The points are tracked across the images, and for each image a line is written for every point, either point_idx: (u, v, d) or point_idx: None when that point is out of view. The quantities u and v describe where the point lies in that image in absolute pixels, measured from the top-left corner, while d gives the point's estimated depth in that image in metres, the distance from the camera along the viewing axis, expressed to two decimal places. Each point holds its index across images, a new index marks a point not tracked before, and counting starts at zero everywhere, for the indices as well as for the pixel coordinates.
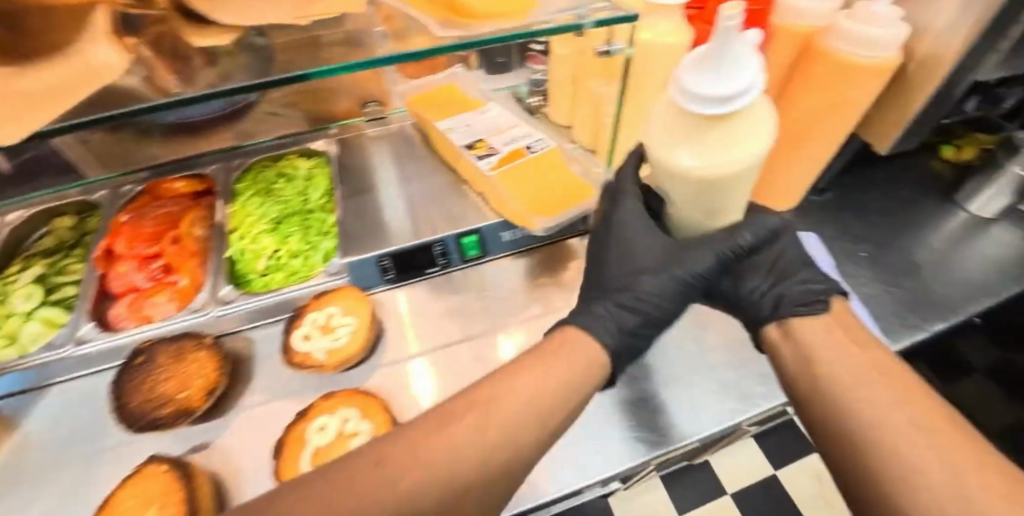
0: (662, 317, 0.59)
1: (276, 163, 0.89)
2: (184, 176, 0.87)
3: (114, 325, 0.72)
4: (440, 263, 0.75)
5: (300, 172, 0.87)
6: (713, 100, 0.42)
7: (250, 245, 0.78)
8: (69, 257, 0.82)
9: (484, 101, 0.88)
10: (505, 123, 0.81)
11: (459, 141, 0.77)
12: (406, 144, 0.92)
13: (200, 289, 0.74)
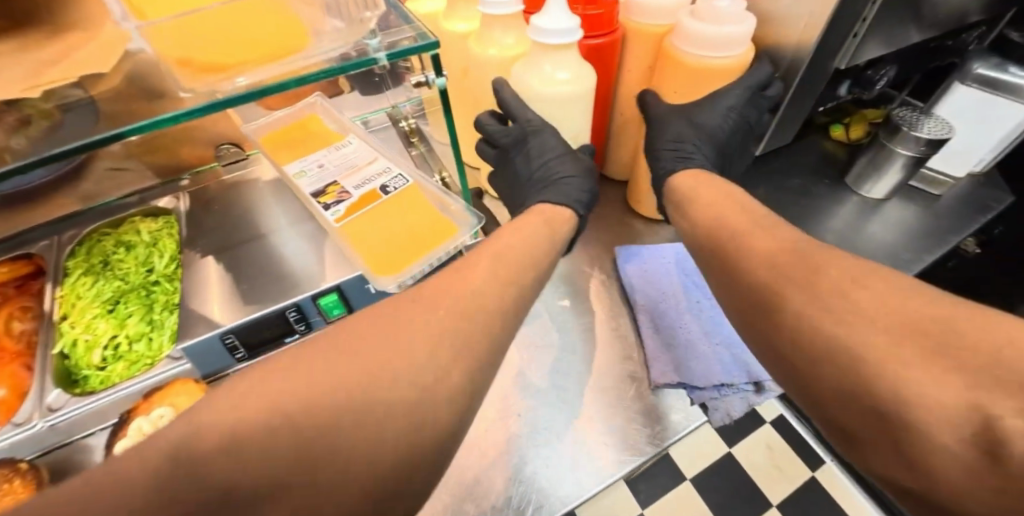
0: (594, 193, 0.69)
1: (116, 230, 0.79)
2: (7, 259, 0.76)
3: None
4: (299, 328, 0.67)
5: (142, 238, 0.77)
6: (555, 30, 0.54)
7: (81, 335, 0.67)
8: None
9: (345, 133, 0.80)
10: (363, 159, 0.73)
11: (305, 188, 0.69)
12: (277, 188, 0.81)
13: (24, 397, 0.64)
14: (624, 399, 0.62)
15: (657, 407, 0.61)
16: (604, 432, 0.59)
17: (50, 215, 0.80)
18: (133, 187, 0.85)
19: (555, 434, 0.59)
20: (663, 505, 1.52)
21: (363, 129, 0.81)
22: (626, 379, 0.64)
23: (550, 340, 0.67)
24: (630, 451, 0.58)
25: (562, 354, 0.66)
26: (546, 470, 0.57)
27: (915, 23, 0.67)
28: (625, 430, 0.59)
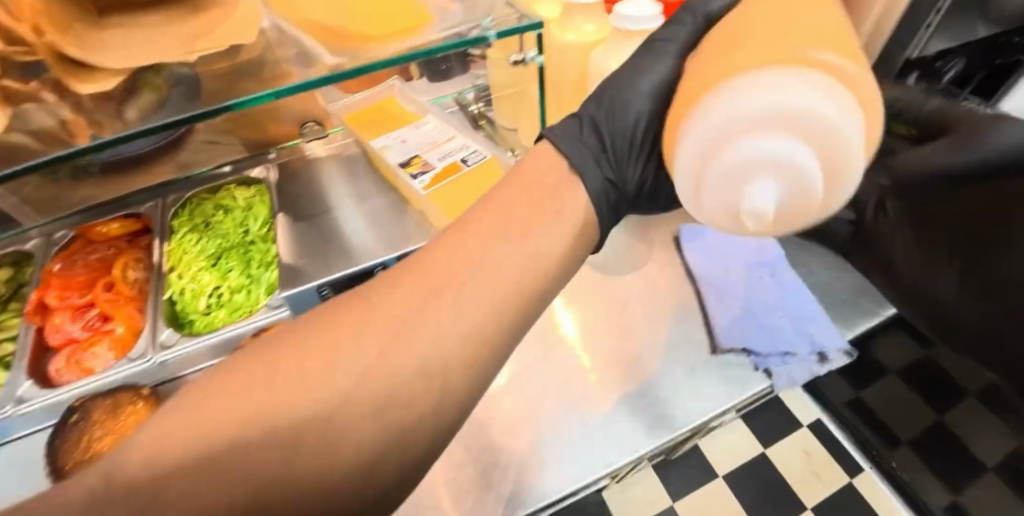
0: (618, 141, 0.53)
1: (213, 196, 0.87)
2: (118, 217, 0.84)
3: (54, 380, 0.70)
4: None
5: (238, 203, 0.84)
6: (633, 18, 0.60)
7: (188, 285, 0.75)
8: (7, 312, 0.78)
9: (422, 113, 0.85)
10: (442, 136, 0.79)
11: (393, 160, 0.75)
12: (354, 163, 0.87)
13: (140, 335, 0.71)
14: (657, 380, 0.65)
15: (691, 389, 0.64)
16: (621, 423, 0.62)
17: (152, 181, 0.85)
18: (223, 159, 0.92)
19: (586, 410, 0.63)
20: (695, 501, 1.52)
21: (438, 109, 0.87)
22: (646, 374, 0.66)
23: (583, 325, 0.71)
24: (652, 431, 0.61)
25: (593, 330, 0.70)
26: (561, 457, 0.60)
27: (986, 17, 0.69)
28: (651, 403, 0.63)
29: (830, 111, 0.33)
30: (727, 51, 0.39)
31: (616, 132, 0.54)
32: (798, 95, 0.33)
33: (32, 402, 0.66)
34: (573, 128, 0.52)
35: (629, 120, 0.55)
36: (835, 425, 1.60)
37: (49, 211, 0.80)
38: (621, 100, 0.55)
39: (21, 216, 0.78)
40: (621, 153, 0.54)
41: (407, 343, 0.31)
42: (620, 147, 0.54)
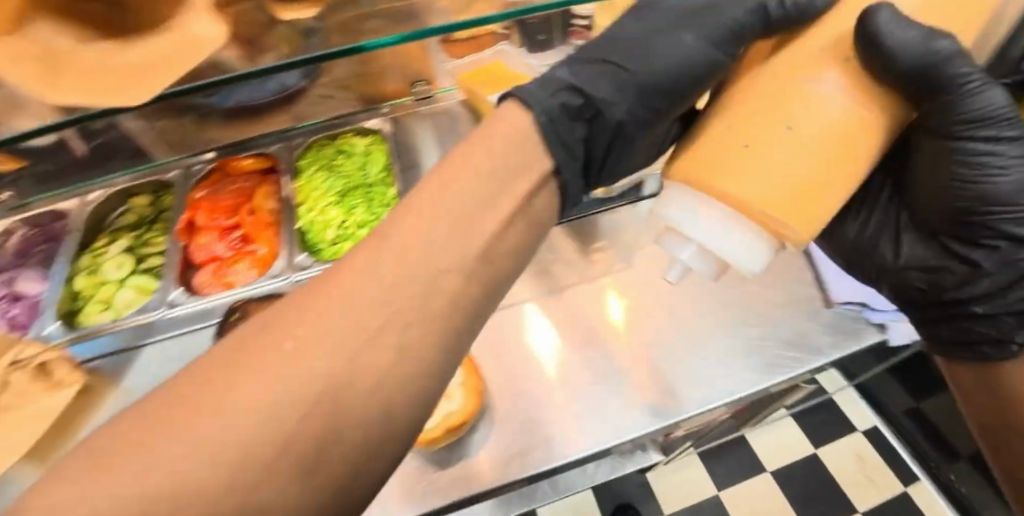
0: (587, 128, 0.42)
1: (334, 141, 0.93)
2: (252, 154, 0.90)
3: (199, 291, 0.77)
4: None
5: (358, 149, 0.91)
6: None
7: (317, 217, 0.82)
8: (151, 230, 0.86)
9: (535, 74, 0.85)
10: None
11: None
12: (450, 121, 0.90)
13: (278, 257, 0.78)
14: (665, 358, 0.73)
15: (710, 376, 0.71)
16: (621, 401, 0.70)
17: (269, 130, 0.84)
18: None
19: (589, 387, 0.71)
20: (740, 491, 1.54)
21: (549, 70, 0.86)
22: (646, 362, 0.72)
23: (573, 311, 0.78)
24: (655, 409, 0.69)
25: (602, 314, 0.77)
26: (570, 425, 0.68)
27: None
28: (656, 378, 0.71)
29: (750, 263, 0.37)
30: (737, 139, 0.34)
31: (609, 134, 0.42)
32: (729, 252, 0.37)
33: (181, 306, 0.75)
34: (561, 130, 0.36)
35: (642, 101, 0.41)
36: (892, 431, 1.57)
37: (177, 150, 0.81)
38: (607, 71, 0.41)
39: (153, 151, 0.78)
40: (613, 164, 0.46)
41: (321, 369, 0.25)
42: (614, 155, 0.45)
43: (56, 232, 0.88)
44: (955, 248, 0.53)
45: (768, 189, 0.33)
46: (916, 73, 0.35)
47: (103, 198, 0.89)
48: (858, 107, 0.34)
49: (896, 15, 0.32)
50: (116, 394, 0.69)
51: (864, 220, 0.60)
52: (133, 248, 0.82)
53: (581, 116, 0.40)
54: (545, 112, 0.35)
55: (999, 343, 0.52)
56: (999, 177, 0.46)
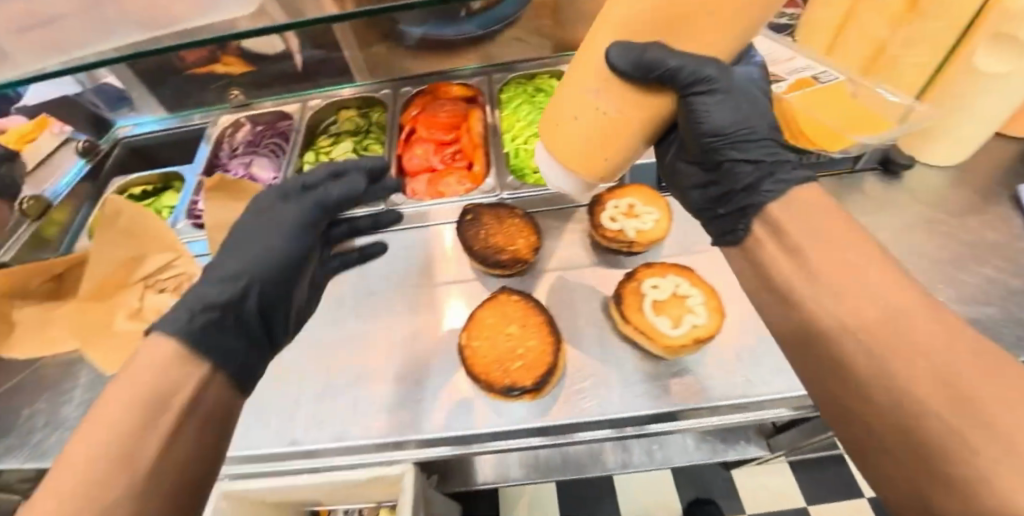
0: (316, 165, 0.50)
1: (531, 81, 1.00)
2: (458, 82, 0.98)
3: (412, 195, 0.84)
4: None
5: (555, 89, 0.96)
6: None
7: (523, 145, 0.87)
8: (369, 138, 0.97)
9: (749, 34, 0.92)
10: (782, 55, 0.85)
11: None
12: None
13: (487, 176, 0.84)
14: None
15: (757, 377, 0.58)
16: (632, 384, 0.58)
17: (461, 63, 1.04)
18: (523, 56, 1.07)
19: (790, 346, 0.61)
20: (829, 508, 1.51)
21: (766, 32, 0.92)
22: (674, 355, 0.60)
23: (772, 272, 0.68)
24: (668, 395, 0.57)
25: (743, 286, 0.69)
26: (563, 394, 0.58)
27: None
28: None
29: (567, 186, 0.49)
30: (556, 116, 0.46)
31: (265, 304, 0.53)
32: (560, 182, 0.49)
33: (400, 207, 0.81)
34: (212, 329, 0.45)
35: (280, 272, 0.54)
36: None
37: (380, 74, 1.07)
38: (224, 270, 0.52)
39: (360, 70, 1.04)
40: (290, 310, 0.57)
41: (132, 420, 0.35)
42: (279, 319, 0.55)
43: (283, 131, 1.04)
44: (712, 172, 0.53)
45: (569, 146, 0.45)
46: (641, 69, 0.38)
47: (321, 107, 1.04)
48: (633, 101, 0.43)
49: (630, 48, 0.38)
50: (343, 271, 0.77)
51: (680, 169, 0.57)
52: (356, 150, 0.94)
53: (227, 311, 0.49)
54: (185, 323, 0.43)
55: (727, 233, 0.51)
56: (713, 115, 0.47)
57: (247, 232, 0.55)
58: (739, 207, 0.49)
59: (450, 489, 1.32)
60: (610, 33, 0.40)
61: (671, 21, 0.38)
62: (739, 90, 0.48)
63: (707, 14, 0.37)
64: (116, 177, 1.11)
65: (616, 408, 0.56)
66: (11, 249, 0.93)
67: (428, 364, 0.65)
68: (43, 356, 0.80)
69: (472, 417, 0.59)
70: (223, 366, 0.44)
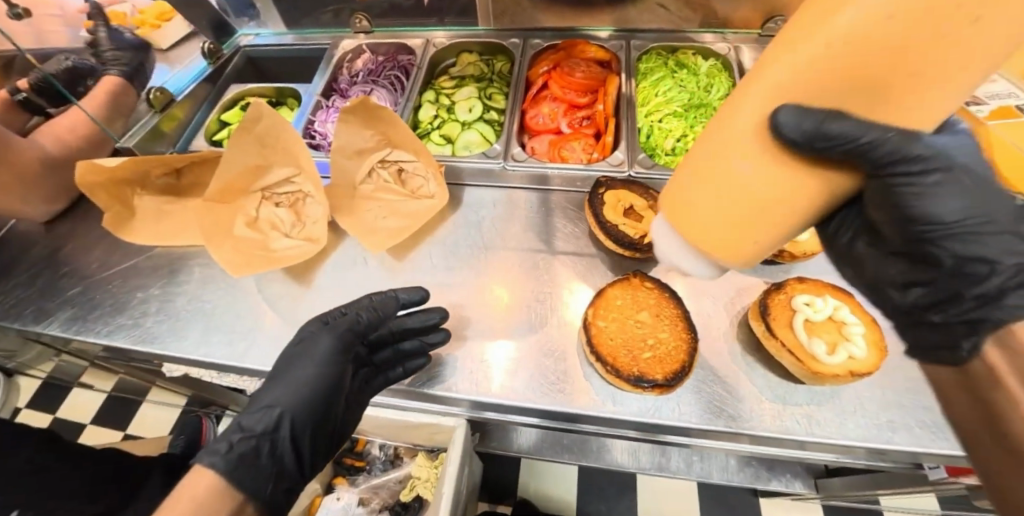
0: (324, 363, 0.56)
1: (674, 55, 0.93)
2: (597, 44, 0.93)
3: (532, 154, 0.81)
4: None
5: (701, 69, 0.90)
6: None
7: (658, 124, 0.82)
8: (491, 87, 0.94)
9: None
10: None
11: None
12: None
13: (615, 149, 0.79)
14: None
15: (867, 414, 0.51)
16: (693, 394, 0.54)
17: (595, 25, 0.99)
18: (660, 26, 0.99)
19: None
20: None
21: None
22: (725, 373, 0.55)
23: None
24: (719, 410, 0.52)
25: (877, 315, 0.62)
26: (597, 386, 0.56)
27: None
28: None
29: (702, 267, 0.37)
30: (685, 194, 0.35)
31: (300, 433, 0.54)
32: (692, 263, 0.37)
33: (522, 165, 0.77)
34: (243, 461, 0.49)
35: (313, 402, 0.55)
36: None
37: (505, 22, 1.01)
38: (264, 397, 0.55)
39: (486, 14, 1.00)
40: (327, 435, 0.57)
41: None
42: (314, 448, 0.56)
43: (404, 64, 1.01)
44: (919, 266, 0.39)
45: (704, 217, 0.33)
46: (815, 144, 0.26)
47: (447, 45, 1.01)
48: (799, 175, 0.30)
49: (800, 114, 0.26)
50: (454, 218, 0.75)
51: (878, 251, 0.42)
52: (480, 97, 0.90)
53: (263, 439, 0.52)
54: (224, 455, 0.48)
55: (937, 331, 0.37)
56: (928, 199, 0.34)
57: (284, 359, 0.57)
58: (963, 320, 0.35)
59: (484, 449, 1.32)
60: (762, 97, 0.29)
61: (852, 85, 0.26)
62: (960, 159, 0.33)
63: (921, 75, 0.23)
64: (232, 84, 1.11)
65: (719, 422, 0.52)
66: (135, 135, 0.92)
67: (523, 330, 0.62)
68: (159, 245, 0.80)
69: (572, 395, 0.56)
70: (254, 498, 0.48)
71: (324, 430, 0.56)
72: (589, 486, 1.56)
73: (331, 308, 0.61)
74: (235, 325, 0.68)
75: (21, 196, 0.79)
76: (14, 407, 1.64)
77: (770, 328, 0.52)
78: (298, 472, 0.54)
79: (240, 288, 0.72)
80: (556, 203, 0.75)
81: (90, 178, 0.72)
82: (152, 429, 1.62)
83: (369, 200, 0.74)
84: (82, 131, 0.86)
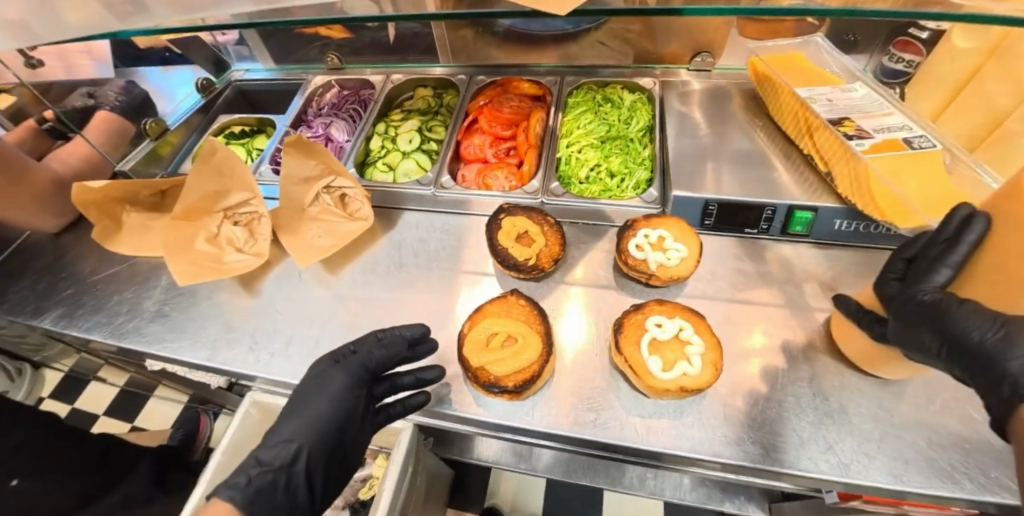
0: (332, 400, 0.62)
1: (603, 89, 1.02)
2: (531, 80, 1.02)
3: (461, 182, 0.90)
4: (761, 226, 0.77)
5: (625, 102, 0.98)
6: None
7: (575, 154, 0.89)
8: (435, 120, 1.05)
9: (846, 79, 0.85)
10: (876, 109, 0.78)
11: (823, 113, 0.75)
12: (706, 112, 0.91)
13: (533, 177, 0.87)
14: (881, 427, 0.58)
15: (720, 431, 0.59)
16: (573, 403, 0.63)
17: (540, 61, 1.08)
18: (601, 61, 1.06)
19: (793, 416, 0.60)
20: None
21: (867, 79, 0.84)
22: (597, 391, 0.63)
23: (795, 338, 0.67)
24: (593, 420, 0.61)
25: (741, 335, 0.69)
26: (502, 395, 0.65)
27: None
28: (886, 452, 0.56)
29: None
30: None
31: (313, 465, 0.61)
32: None
33: (448, 191, 0.86)
34: (261, 494, 0.58)
35: (327, 435, 0.62)
36: None
37: (460, 59, 1.11)
38: (283, 431, 0.62)
39: (443, 52, 1.10)
40: (339, 462, 0.65)
41: None
42: (327, 476, 0.63)
43: (364, 98, 1.13)
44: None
45: None
46: None
47: (404, 81, 1.12)
48: None
49: None
50: (384, 240, 0.85)
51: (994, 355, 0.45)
52: (421, 129, 1.01)
53: (281, 472, 0.59)
54: (243, 488, 0.57)
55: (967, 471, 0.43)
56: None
57: (300, 393, 0.63)
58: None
59: (444, 455, 1.38)
60: None
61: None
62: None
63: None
64: (222, 114, 1.26)
65: (589, 429, 0.60)
66: (131, 160, 1.07)
67: (444, 341, 0.71)
68: (138, 256, 0.93)
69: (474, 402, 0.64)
70: None
71: (337, 455, 0.64)
72: (551, 499, 1.59)
73: (343, 344, 0.66)
74: (188, 328, 0.79)
75: (32, 211, 0.94)
76: (38, 396, 1.82)
77: (618, 342, 0.59)
78: (310, 504, 0.62)
79: (197, 294, 0.83)
80: (474, 227, 0.83)
81: (85, 197, 0.86)
82: (156, 422, 1.77)
83: (313, 221, 0.85)
84: (88, 156, 1.02)
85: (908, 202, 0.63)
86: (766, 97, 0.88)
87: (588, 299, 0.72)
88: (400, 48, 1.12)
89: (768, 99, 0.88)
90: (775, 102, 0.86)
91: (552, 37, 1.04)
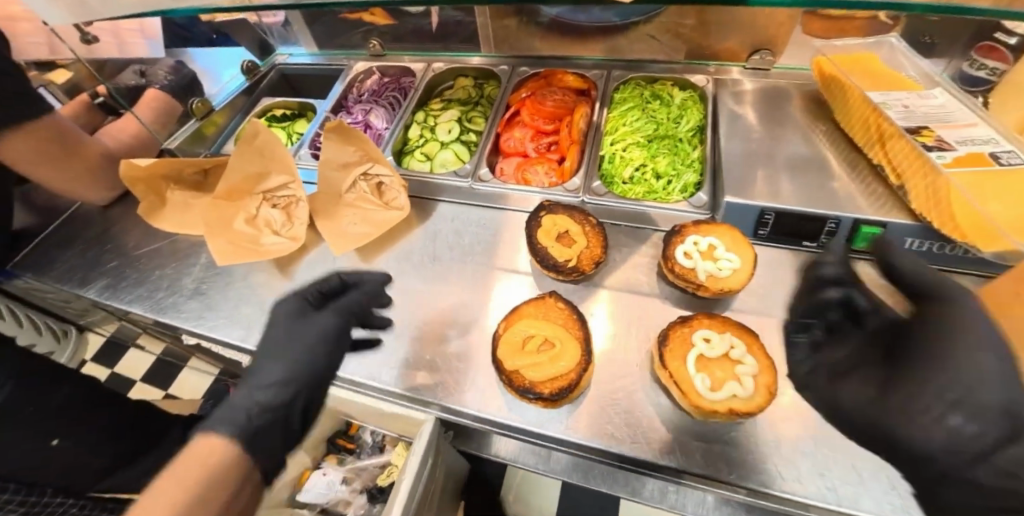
0: (324, 335, 0.60)
1: (652, 85, 0.98)
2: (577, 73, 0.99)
3: (499, 176, 0.88)
4: (821, 239, 0.72)
5: (675, 100, 0.94)
6: None
7: (619, 153, 0.86)
8: (475, 111, 1.02)
9: (923, 83, 0.78)
10: (958, 117, 0.70)
11: (899, 120, 0.69)
12: (763, 114, 0.86)
13: (574, 174, 0.84)
14: None
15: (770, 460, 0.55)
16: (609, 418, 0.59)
17: (585, 53, 1.04)
18: (650, 55, 1.01)
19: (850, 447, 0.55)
20: None
21: (947, 84, 0.77)
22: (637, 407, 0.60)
23: None
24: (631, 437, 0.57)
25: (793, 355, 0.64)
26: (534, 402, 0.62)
27: None
28: None
29: None
30: None
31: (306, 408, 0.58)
32: None
33: (486, 185, 0.84)
34: (261, 435, 0.53)
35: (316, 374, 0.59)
36: None
37: (503, 49, 1.08)
38: (265, 376, 0.56)
39: (486, 42, 1.07)
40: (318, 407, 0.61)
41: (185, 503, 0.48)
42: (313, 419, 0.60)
43: (405, 86, 1.12)
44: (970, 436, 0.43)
45: None
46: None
47: (445, 69, 1.10)
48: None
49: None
50: (419, 231, 0.83)
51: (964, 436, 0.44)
52: (461, 120, 0.99)
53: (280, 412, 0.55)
54: (242, 435, 0.53)
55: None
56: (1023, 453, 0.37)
57: (277, 334, 0.58)
58: None
59: (463, 449, 1.37)
60: None
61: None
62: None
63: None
64: (265, 97, 1.27)
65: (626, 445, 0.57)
66: (178, 138, 1.09)
67: (477, 339, 0.68)
68: (180, 233, 0.94)
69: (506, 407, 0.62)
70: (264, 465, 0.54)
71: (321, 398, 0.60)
72: (566, 501, 1.57)
73: (310, 286, 0.64)
74: (224, 307, 0.80)
75: (84, 183, 0.97)
76: (81, 360, 1.91)
77: (662, 357, 0.56)
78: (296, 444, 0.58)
79: (234, 274, 0.84)
80: (510, 222, 0.81)
81: (133, 173, 0.87)
82: (187, 393, 1.83)
83: (349, 207, 0.84)
84: (137, 134, 1.05)
85: (994, 224, 0.57)
86: (831, 101, 0.82)
87: (628, 307, 0.69)
88: (443, 36, 1.10)
89: (833, 103, 0.82)
90: (842, 106, 0.80)
91: (600, 29, 1.00)
